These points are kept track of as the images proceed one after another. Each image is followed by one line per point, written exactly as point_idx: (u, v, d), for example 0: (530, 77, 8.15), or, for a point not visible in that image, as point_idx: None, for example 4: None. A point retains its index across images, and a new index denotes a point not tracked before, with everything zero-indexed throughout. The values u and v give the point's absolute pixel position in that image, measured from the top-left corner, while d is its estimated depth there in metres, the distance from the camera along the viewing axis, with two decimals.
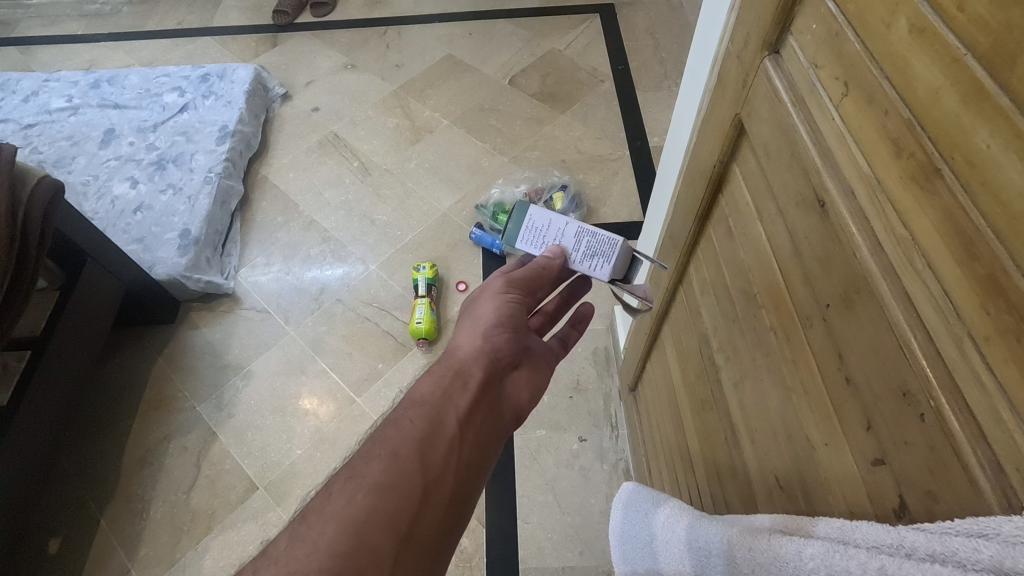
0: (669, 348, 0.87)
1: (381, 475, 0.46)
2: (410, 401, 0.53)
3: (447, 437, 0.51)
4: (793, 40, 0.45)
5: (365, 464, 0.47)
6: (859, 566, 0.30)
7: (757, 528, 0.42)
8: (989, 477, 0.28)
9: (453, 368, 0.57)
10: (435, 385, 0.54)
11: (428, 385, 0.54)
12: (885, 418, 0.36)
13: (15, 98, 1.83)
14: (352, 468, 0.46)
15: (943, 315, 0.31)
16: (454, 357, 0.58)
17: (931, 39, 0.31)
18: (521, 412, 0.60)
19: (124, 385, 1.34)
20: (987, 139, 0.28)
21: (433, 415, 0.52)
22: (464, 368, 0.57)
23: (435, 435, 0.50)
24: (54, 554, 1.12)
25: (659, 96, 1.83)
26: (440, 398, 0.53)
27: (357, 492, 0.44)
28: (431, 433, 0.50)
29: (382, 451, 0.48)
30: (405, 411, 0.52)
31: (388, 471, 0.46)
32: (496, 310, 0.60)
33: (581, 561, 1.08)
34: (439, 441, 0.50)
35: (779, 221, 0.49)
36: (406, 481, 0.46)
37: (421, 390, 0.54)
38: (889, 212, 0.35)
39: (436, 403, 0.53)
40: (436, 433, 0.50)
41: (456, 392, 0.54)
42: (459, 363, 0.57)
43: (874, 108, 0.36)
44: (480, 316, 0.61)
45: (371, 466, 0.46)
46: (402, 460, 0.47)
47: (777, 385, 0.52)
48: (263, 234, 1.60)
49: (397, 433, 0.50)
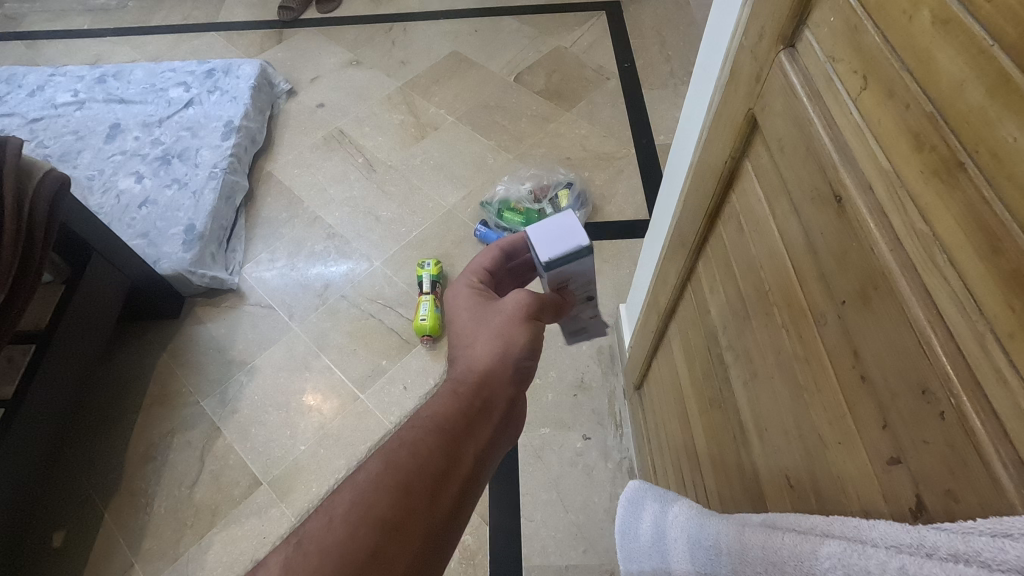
0: (676, 346, 0.86)
1: (386, 513, 0.44)
2: (430, 424, 0.50)
3: (461, 475, 0.49)
4: (810, 34, 0.44)
5: (372, 493, 0.45)
6: (878, 566, 0.30)
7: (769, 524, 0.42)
8: (1014, 478, 0.28)
9: (481, 396, 0.53)
10: (459, 412, 0.51)
11: (450, 414, 0.51)
12: (902, 416, 0.36)
13: (21, 92, 1.83)
14: (359, 493, 0.45)
15: (966, 312, 0.31)
16: (487, 381, 0.54)
17: (956, 29, 0.31)
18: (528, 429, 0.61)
19: (129, 379, 1.34)
20: (1013, 132, 0.27)
21: (451, 447, 0.49)
22: (491, 397, 0.53)
23: (451, 473, 0.48)
24: (57, 548, 1.12)
25: (666, 94, 1.82)
26: (463, 428, 0.51)
27: (360, 528, 0.43)
28: (447, 472, 0.48)
29: (392, 484, 0.46)
30: (423, 434, 0.49)
31: (395, 510, 0.45)
32: (530, 335, 0.56)
33: (584, 560, 1.07)
34: (454, 479, 0.48)
35: (792, 217, 0.48)
36: (412, 524, 0.45)
37: (443, 416, 0.51)
38: (909, 208, 0.35)
39: (458, 435, 0.50)
40: (450, 471, 0.48)
41: (479, 423, 0.52)
42: (491, 390, 0.54)
43: (893, 102, 0.35)
44: (508, 334, 0.55)
45: (377, 497, 0.45)
46: (410, 501, 0.45)
47: (789, 383, 0.51)
48: (267, 229, 1.60)
49: (411, 461, 0.47)
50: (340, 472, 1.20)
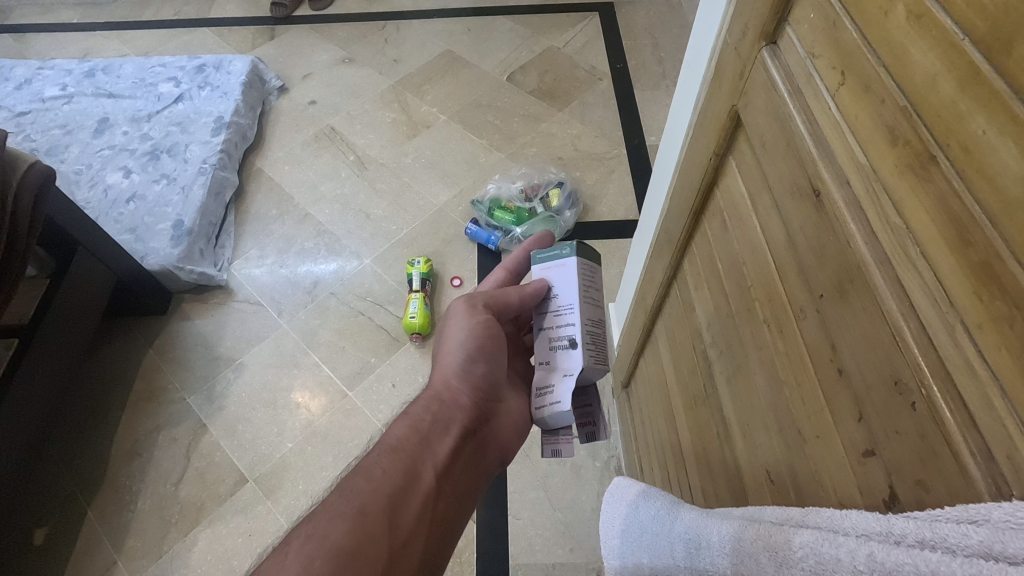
0: (662, 345, 0.87)
1: (343, 539, 0.46)
2: (384, 447, 0.55)
3: (421, 490, 0.53)
4: (791, 31, 0.45)
5: (327, 524, 0.47)
6: (849, 555, 0.30)
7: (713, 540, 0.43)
8: (980, 466, 0.28)
9: (432, 414, 0.59)
10: (413, 431, 0.57)
11: (404, 433, 0.56)
12: (877, 408, 0.36)
13: (8, 85, 1.81)
14: (315, 525, 0.47)
15: (935, 302, 0.31)
16: (433, 396, 0.60)
17: (929, 24, 0.31)
18: (502, 450, 0.63)
19: (114, 375, 1.33)
20: (982, 124, 0.28)
21: (408, 465, 0.54)
22: (442, 413, 0.59)
23: (409, 489, 0.52)
24: (39, 545, 1.11)
25: (657, 95, 1.83)
26: (417, 445, 0.56)
27: (315, 558, 0.44)
28: (404, 489, 0.52)
29: (349, 510, 0.49)
30: (379, 456, 0.54)
31: (352, 535, 0.47)
32: (478, 346, 0.61)
33: (571, 558, 1.07)
34: (413, 495, 0.52)
35: (773, 212, 0.49)
36: (372, 546, 0.47)
37: (397, 436, 0.56)
38: (884, 202, 0.35)
39: (412, 452, 0.55)
40: (409, 487, 0.53)
41: (435, 438, 0.57)
42: (438, 403, 0.59)
43: (870, 97, 0.36)
44: (452, 339, 0.62)
45: (334, 524, 0.47)
46: (367, 523, 0.48)
47: (771, 377, 0.52)
48: (257, 226, 1.59)
49: (368, 486, 0.51)
50: (327, 470, 1.19)
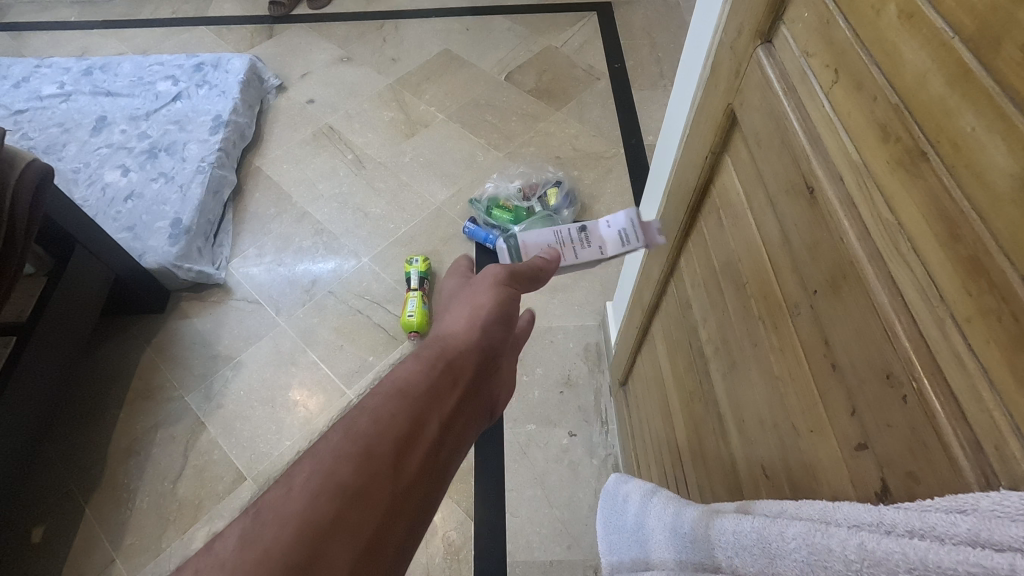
0: (658, 342, 0.87)
1: (346, 476, 0.35)
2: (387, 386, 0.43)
3: (428, 442, 0.40)
4: (785, 30, 0.45)
5: (329, 458, 0.36)
6: (840, 545, 0.31)
7: (709, 534, 0.44)
8: (969, 457, 0.29)
9: (445, 361, 0.46)
10: (423, 373, 0.44)
11: (411, 374, 0.43)
12: (870, 402, 0.37)
13: (6, 84, 1.81)
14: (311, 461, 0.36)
15: (925, 296, 0.32)
16: (446, 349, 0.48)
17: (920, 23, 0.32)
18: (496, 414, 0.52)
19: (111, 372, 1.33)
20: (971, 121, 0.28)
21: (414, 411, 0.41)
22: (456, 362, 0.47)
23: (417, 435, 0.40)
24: (37, 543, 1.10)
25: (655, 95, 1.84)
26: (428, 392, 0.43)
27: (317, 497, 0.34)
28: (412, 434, 0.39)
29: (348, 445, 0.37)
30: (381, 395, 0.41)
31: (359, 473, 0.36)
32: (498, 308, 0.54)
33: (569, 555, 1.08)
34: (421, 445, 0.40)
35: (769, 209, 0.49)
36: (378, 486, 0.36)
37: (402, 377, 0.43)
38: (877, 199, 0.35)
39: (425, 398, 0.42)
40: (416, 435, 0.40)
41: (447, 389, 0.44)
42: (452, 355, 0.47)
43: (863, 95, 0.36)
44: (469, 306, 0.53)
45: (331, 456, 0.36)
46: (371, 461, 0.36)
47: (766, 373, 0.52)
48: (255, 225, 1.59)
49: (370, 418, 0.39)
50: None
